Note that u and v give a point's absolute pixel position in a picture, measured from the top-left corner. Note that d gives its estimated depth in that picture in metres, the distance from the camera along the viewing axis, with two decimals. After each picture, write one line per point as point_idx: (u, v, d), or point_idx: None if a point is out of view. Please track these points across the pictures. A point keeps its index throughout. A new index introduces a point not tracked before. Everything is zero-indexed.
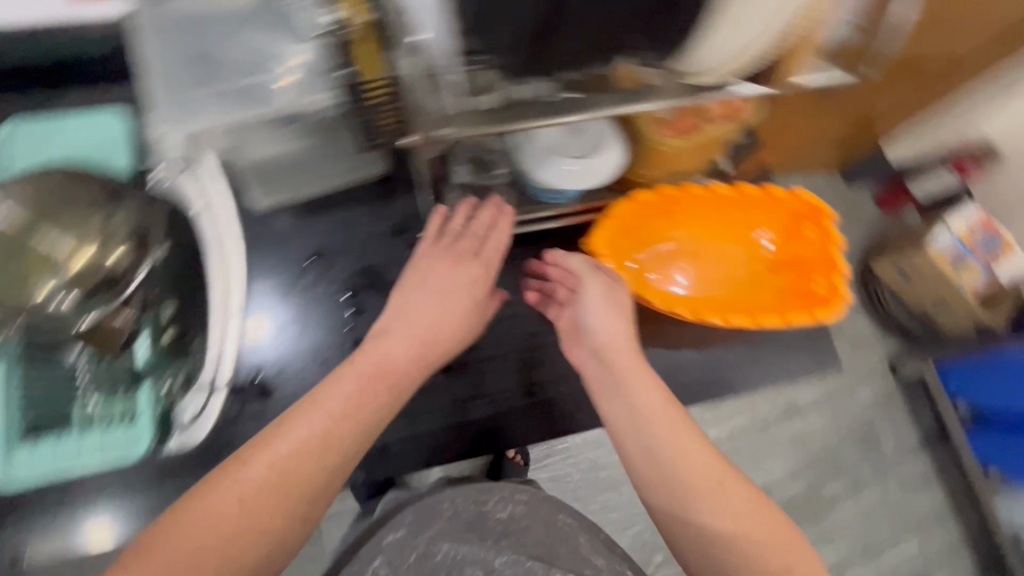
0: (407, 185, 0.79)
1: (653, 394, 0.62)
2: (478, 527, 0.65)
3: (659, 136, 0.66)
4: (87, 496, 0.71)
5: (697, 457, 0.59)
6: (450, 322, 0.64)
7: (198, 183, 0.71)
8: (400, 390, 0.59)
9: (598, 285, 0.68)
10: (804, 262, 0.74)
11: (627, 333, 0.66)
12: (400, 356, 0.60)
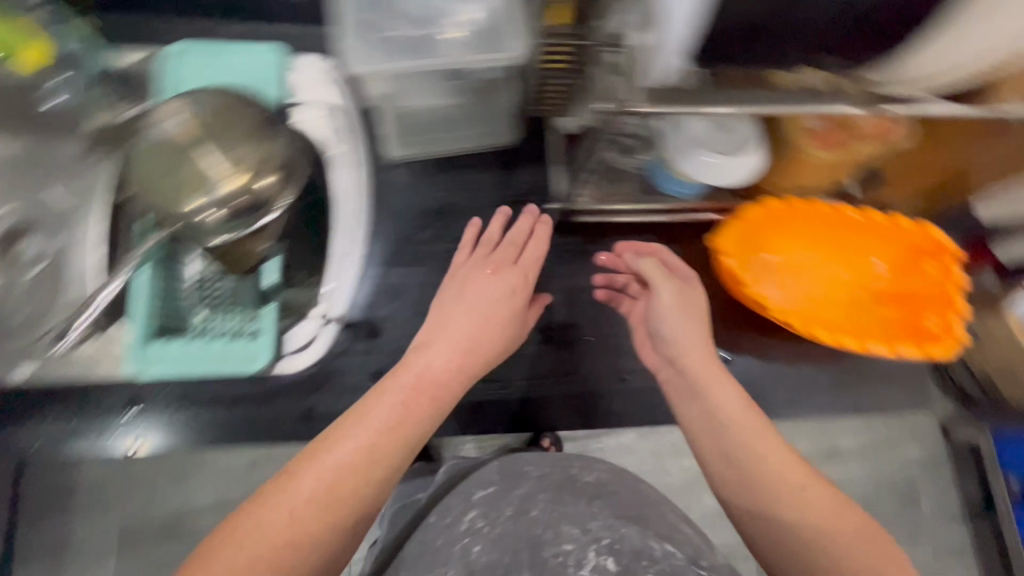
0: (530, 158, 0.81)
1: (733, 392, 0.55)
2: (569, 488, 0.62)
3: (807, 146, 0.65)
4: (190, 405, 0.73)
5: (782, 456, 0.51)
6: (492, 325, 0.61)
7: (344, 133, 0.78)
8: (447, 390, 0.55)
9: (666, 293, 0.63)
10: (918, 298, 0.74)
11: (702, 325, 0.61)
12: (447, 361, 0.57)
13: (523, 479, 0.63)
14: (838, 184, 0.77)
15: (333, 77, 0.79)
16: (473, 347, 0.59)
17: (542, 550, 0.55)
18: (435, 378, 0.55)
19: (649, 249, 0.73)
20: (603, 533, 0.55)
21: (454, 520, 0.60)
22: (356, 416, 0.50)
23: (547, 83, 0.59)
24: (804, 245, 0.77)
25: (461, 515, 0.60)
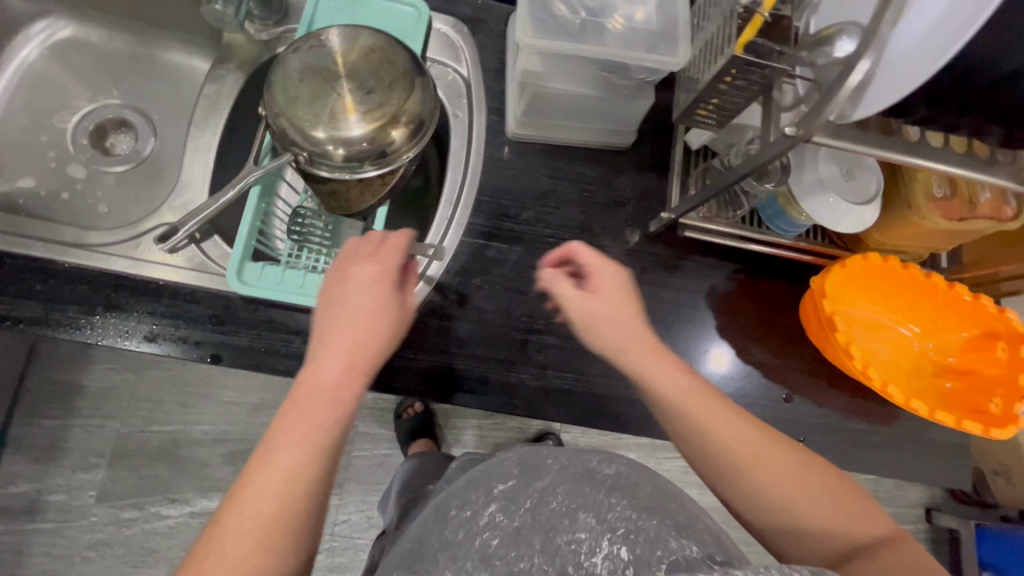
0: (640, 165, 0.81)
1: (679, 382, 0.53)
2: (589, 479, 0.53)
3: (928, 211, 0.67)
4: (253, 331, 0.69)
5: (743, 433, 0.52)
6: (378, 321, 0.51)
7: (471, 106, 0.80)
8: (344, 390, 0.48)
9: (586, 309, 0.56)
10: (983, 378, 0.76)
11: (635, 332, 0.56)
12: (332, 367, 0.48)
13: (542, 472, 0.54)
14: (930, 253, 0.79)
15: (461, 45, 0.81)
16: (369, 342, 0.50)
17: (554, 535, 0.46)
18: (326, 386, 0.47)
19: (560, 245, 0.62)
20: (619, 522, 0.46)
21: (475, 514, 0.51)
22: (254, 464, 0.44)
23: (705, 100, 0.60)
24: (881, 305, 0.80)
25: (481, 507, 0.51)
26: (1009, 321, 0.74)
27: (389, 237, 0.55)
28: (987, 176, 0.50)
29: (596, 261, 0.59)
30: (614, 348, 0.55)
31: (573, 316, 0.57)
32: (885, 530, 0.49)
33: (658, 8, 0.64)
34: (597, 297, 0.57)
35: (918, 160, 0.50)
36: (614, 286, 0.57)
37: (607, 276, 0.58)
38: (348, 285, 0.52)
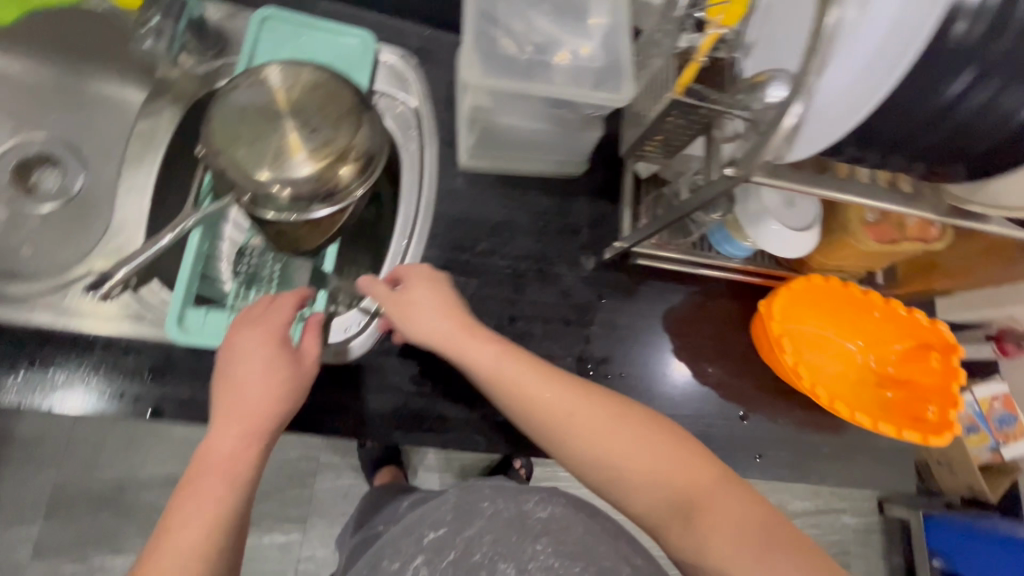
0: (593, 194, 0.82)
1: (491, 357, 0.57)
2: (517, 526, 0.53)
3: (862, 235, 0.70)
4: (194, 382, 0.65)
5: (561, 395, 0.55)
6: (275, 384, 0.52)
7: (423, 137, 0.79)
8: (247, 458, 0.48)
9: (398, 300, 0.61)
10: (920, 387, 0.81)
11: (448, 321, 0.59)
12: (232, 439, 0.49)
13: (474, 517, 0.54)
14: (868, 271, 0.83)
15: (408, 77, 0.80)
16: (265, 403, 0.51)
17: None
18: (224, 457, 0.47)
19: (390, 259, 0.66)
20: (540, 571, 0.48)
21: (402, 566, 0.51)
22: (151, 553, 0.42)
23: (651, 136, 0.61)
24: (826, 322, 0.83)
25: (406, 561, 0.52)
26: (941, 332, 0.79)
27: (276, 301, 0.57)
28: (916, 211, 0.52)
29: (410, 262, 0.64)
30: (431, 335, 0.59)
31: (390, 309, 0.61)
32: (706, 474, 0.51)
33: (603, 45, 0.66)
34: (408, 289, 0.61)
35: (852, 197, 0.51)
36: (424, 281, 0.62)
37: (417, 273, 0.63)
38: (237, 350, 0.53)
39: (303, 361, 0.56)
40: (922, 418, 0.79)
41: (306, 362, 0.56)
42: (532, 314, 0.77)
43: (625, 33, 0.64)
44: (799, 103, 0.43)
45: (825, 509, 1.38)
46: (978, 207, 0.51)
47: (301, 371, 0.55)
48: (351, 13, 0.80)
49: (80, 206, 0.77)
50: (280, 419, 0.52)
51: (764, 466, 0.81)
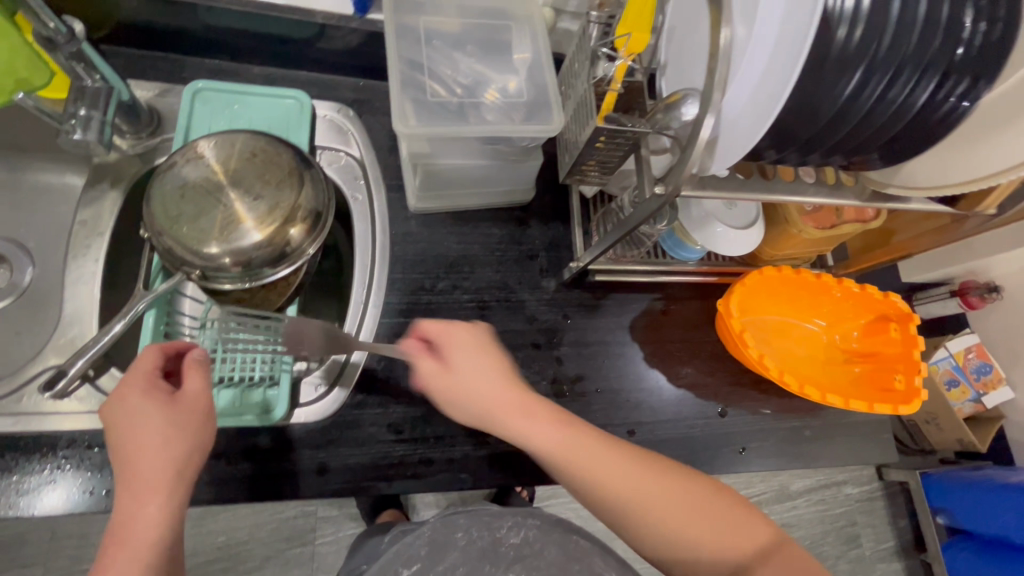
0: (544, 217, 0.84)
1: (547, 428, 0.56)
2: (491, 555, 0.57)
3: (802, 224, 0.73)
4: None
5: (631, 472, 0.55)
6: (165, 437, 0.50)
7: (371, 185, 0.80)
8: (159, 522, 0.47)
9: (446, 377, 0.60)
10: (886, 358, 0.83)
11: (506, 391, 0.58)
12: (138, 511, 0.47)
13: (449, 550, 0.57)
14: (819, 254, 0.86)
15: (348, 128, 0.82)
16: (162, 460, 0.49)
17: None
18: (134, 531, 0.46)
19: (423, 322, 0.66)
20: None
21: None
22: None
23: (586, 160, 0.63)
24: (786, 309, 0.86)
25: None
26: (896, 304, 0.81)
27: (138, 358, 0.53)
28: (841, 201, 0.55)
29: (449, 331, 0.63)
30: (483, 410, 0.59)
31: (438, 386, 0.61)
32: (765, 536, 0.53)
33: (529, 78, 0.68)
34: (454, 365, 0.61)
35: (780, 196, 0.54)
36: (467, 354, 0.61)
37: (460, 344, 0.62)
38: (114, 420, 0.50)
39: (188, 400, 0.53)
40: (891, 389, 0.81)
41: (190, 401, 0.53)
42: (502, 343, 0.78)
43: (547, 65, 0.66)
44: (710, 116, 0.44)
45: (828, 484, 1.37)
46: (896, 189, 0.55)
47: (188, 413, 0.52)
48: (283, 74, 0.81)
49: (28, 301, 0.75)
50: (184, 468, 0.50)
51: (750, 458, 0.83)
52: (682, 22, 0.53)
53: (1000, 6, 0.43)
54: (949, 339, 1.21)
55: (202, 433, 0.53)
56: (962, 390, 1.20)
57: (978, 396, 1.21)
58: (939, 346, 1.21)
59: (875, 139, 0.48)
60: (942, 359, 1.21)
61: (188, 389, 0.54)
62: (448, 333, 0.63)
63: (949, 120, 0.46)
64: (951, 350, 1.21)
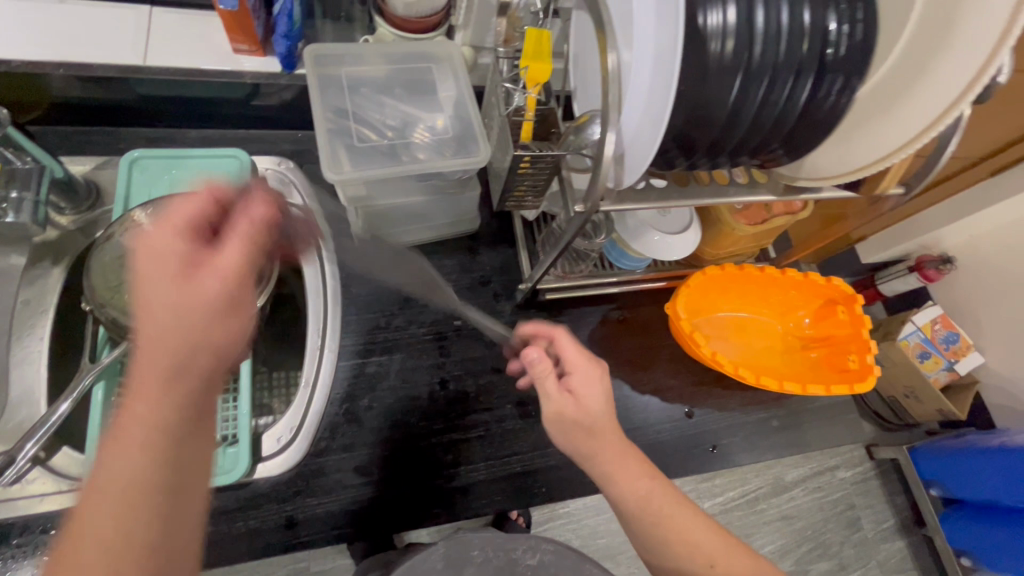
0: (492, 243, 0.86)
1: (641, 486, 0.56)
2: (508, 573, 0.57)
3: (734, 221, 0.76)
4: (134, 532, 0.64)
5: (711, 541, 0.55)
6: (174, 323, 0.36)
7: (317, 232, 0.82)
8: (162, 431, 0.35)
9: (572, 414, 0.57)
10: (837, 340, 0.85)
11: (617, 439, 0.58)
12: (139, 410, 0.34)
13: (465, 567, 0.57)
14: (760, 249, 0.89)
15: (290, 179, 0.83)
16: (188, 346, 0.36)
17: None
18: (131, 439, 0.34)
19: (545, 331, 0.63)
20: None
21: None
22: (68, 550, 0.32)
23: (515, 186, 0.65)
24: (735, 304, 0.89)
25: None
26: (838, 287, 0.84)
27: (183, 201, 0.40)
28: (752, 198, 0.58)
29: (579, 359, 0.60)
30: (591, 454, 0.57)
31: (558, 416, 0.58)
32: None
33: (454, 114, 0.71)
34: (581, 400, 0.58)
35: (695, 201, 0.57)
36: (599, 390, 0.58)
37: (587, 378, 0.59)
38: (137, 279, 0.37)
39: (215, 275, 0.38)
40: (847, 369, 0.83)
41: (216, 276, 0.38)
42: (462, 371, 0.79)
43: (472, 98, 0.69)
44: (612, 132, 0.46)
45: (821, 470, 1.33)
46: (804, 181, 0.58)
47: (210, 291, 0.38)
48: (219, 135, 0.83)
49: None
50: (200, 368, 0.37)
51: (722, 454, 0.84)
52: (579, 50, 0.56)
53: (856, 9, 0.47)
54: (915, 313, 1.24)
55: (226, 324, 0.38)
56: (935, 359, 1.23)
57: (952, 366, 1.25)
58: (907, 321, 1.23)
59: (776, 136, 0.51)
60: (911, 333, 1.24)
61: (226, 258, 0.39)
62: (577, 358, 0.59)
63: (834, 114, 0.50)
64: (918, 323, 1.24)
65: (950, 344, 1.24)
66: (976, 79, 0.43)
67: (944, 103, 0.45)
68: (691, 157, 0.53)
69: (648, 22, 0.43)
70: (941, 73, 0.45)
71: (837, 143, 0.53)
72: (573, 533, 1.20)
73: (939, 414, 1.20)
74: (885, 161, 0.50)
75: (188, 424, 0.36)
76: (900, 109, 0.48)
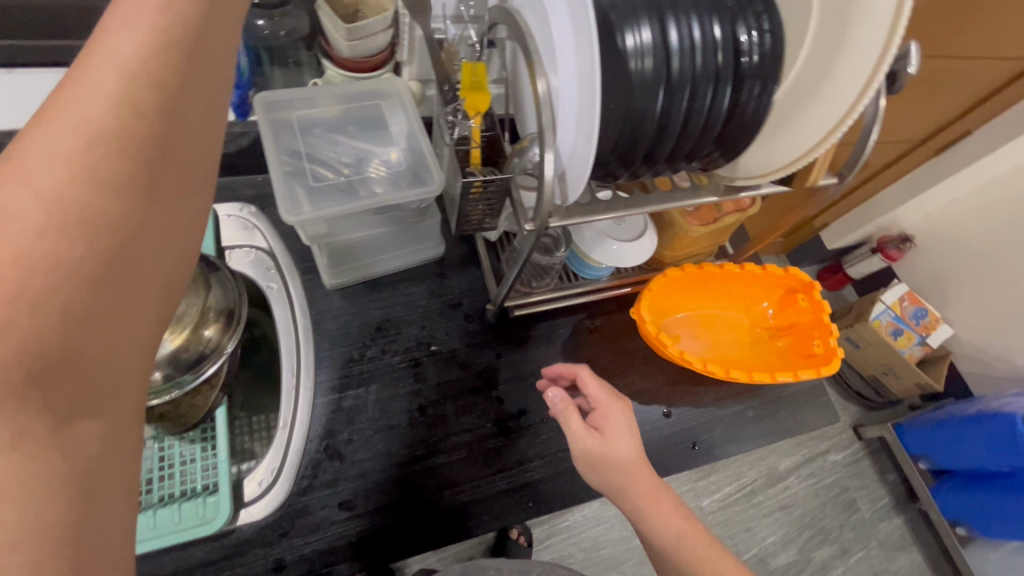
0: (459, 266, 0.88)
1: (673, 523, 0.61)
2: None
3: (687, 223, 0.79)
4: None
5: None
6: (89, 105, 0.27)
7: (282, 272, 0.83)
8: (62, 215, 0.25)
9: (600, 449, 0.63)
10: (800, 327, 0.88)
11: (650, 472, 0.63)
12: (15, 184, 0.25)
13: None
14: (717, 246, 0.92)
15: (254, 223, 0.84)
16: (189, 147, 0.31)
17: None
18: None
19: (568, 370, 0.71)
20: None
21: None
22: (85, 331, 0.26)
23: (470, 212, 0.67)
24: (698, 302, 0.92)
25: None
26: (796, 276, 0.86)
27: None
28: (691, 202, 0.61)
29: (602, 397, 0.68)
30: (623, 487, 0.63)
31: (585, 451, 0.65)
32: None
33: (407, 146, 0.74)
34: (606, 435, 0.65)
35: (638, 210, 0.59)
36: (621, 423, 0.66)
37: (613, 413, 0.66)
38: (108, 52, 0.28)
39: (216, 99, 0.33)
40: (813, 354, 0.85)
41: (204, 110, 0.32)
42: (440, 396, 0.80)
43: (422, 129, 0.72)
44: (550, 153, 0.49)
45: (813, 456, 1.36)
46: (743, 180, 0.60)
47: (195, 119, 0.32)
48: None
49: None
50: (131, 164, 0.28)
51: (704, 450, 0.86)
52: (513, 78, 0.59)
53: (762, 20, 0.51)
54: (882, 292, 1.30)
55: (191, 154, 0.32)
56: (908, 335, 1.30)
57: (924, 337, 1.31)
58: (877, 302, 1.29)
59: (705, 139, 0.55)
60: (882, 312, 1.29)
61: (191, 79, 0.31)
62: (599, 393, 0.67)
63: (757, 116, 0.53)
64: (888, 302, 1.29)
65: (919, 317, 1.29)
66: (875, 72, 0.46)
67: (855, 90, 0.48)
68: (631, 168, 0.56)
69: (568, 51, 0.46)
70: (847, 67, 0.48)
71: (767, 139, 0.56)
72: (575, 548, 1.20)
73: (918, 387, 1.27)
74: (816, 154, 0.53)
75: (148, 230, 0.29)
76: (815, 104, 0.51)
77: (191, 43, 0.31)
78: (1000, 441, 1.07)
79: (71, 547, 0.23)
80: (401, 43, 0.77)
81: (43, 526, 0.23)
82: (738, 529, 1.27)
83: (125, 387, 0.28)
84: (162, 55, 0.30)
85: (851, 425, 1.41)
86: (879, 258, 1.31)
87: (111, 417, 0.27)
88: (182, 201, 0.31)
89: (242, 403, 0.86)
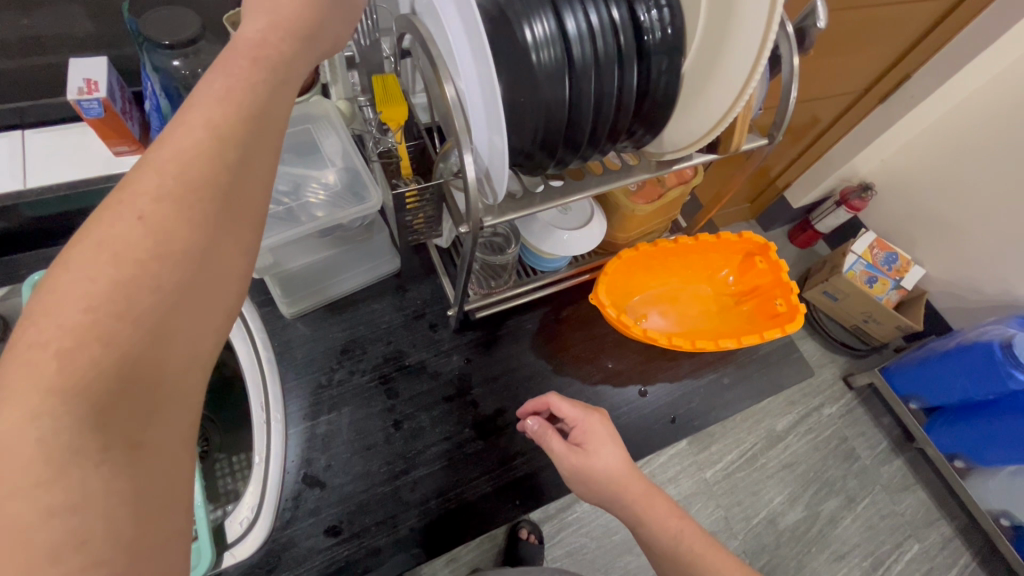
0: (422, 276, 0.88)
1: (672, 524, 0.64)
2: None
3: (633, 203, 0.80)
4: None
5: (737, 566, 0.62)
6: (178, 159, 0.31)
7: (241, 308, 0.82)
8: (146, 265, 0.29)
9: (584, 465, 0.64)
10: (763, 288, 0.88)
11: (640, 476, 0.65)
12: (126, 224, 0.29)
13: None
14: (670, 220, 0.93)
15: None
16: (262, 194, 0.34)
17: None
18: (112, 248, 0.28)
19: (539, 401, 0.70)
20: None
21: None
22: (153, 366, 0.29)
23: (411, 222, 0.67)
24: (661, 279, 0.94)
25: None
26: (752, 240, 0.86)
27: (216, 68, 0.35)
28: (622, 181, 0.61)
29: (577, 414, 0.68)
30: (617, 496, 0.65)
31: (572, 468, 0.65)
32: None
33: (343, 165, 0.73)
34: (589, 450, 0.66)
35: (572, 198, 0.59)
36: (602, 437, 0.67)
37: (594, 428, 0.67)
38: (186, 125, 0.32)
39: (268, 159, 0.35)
40: (777, 313, 0.86)
41: (269, 169, 0.35)
42: (414, 408, 0.80)
43: (354, 146, 0.72)
44: (468, 154, 0.48)
45: (808, 412, 1.38)
46: (670, 154, 0.60)
47: (260, 166, 0.34)
48: None
49: None
50: (215, 212, 0.31)
51: (684, 423, 0.87)
52: (429, 85, 0.59)
53: None
54: (854, 242, 1.34)
55: (258, 196, 0.34)
56: (883, 282, 1.35)
57: (897, 281, 1.35)
58: (849, 253, 1.33)
59: (625, 115, 0.55)
60: (854, 262, 1.33)
61: (258, 146, 0.34)
62: (574, 413, 0.68)
63: (670, 91, 0.54)
64: (859, 251, 1.34)
65: (889, 262, 1.36)
66: (772, 17, 0.47)
67: (758, 38, 0.49)
68: (559, 157, 0.56)
69: (468, 52, 0.46)
70: (746, 19, 0.49)
71: (687, 109, 0.56)
72: (587, 538, 1.20)
73: (896, 329, 1.29)
74: (734, 116, 0.53)
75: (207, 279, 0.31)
76: (723, 63, 0.52)
77: (254, 113, 0.34)
78: (979, 370, 1.10)
79: (131, 559, 0.26)
80: (325, 65, 0.77)
81: (118, 540, 0.26)
82: (744, 495, 1.28)
83: (184, 414, 0.31)
84: (227, 108, 0.33)
85: (840, 376, 1.43)
86: (844, 209, 1.37)
87: (173, 430, 0.30)
88: (247, 241, 0.34)
89: (220, 445, 0.85)
